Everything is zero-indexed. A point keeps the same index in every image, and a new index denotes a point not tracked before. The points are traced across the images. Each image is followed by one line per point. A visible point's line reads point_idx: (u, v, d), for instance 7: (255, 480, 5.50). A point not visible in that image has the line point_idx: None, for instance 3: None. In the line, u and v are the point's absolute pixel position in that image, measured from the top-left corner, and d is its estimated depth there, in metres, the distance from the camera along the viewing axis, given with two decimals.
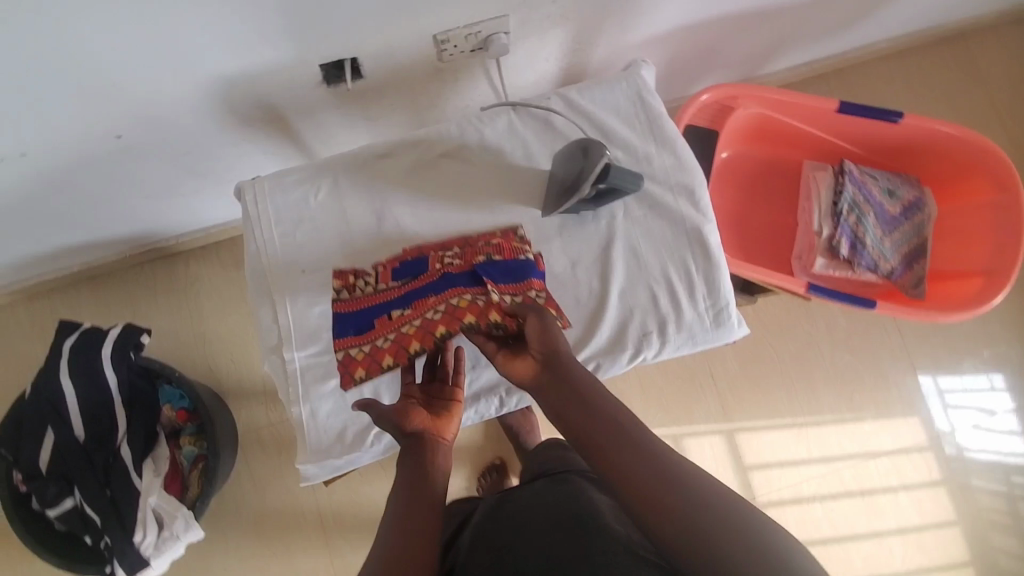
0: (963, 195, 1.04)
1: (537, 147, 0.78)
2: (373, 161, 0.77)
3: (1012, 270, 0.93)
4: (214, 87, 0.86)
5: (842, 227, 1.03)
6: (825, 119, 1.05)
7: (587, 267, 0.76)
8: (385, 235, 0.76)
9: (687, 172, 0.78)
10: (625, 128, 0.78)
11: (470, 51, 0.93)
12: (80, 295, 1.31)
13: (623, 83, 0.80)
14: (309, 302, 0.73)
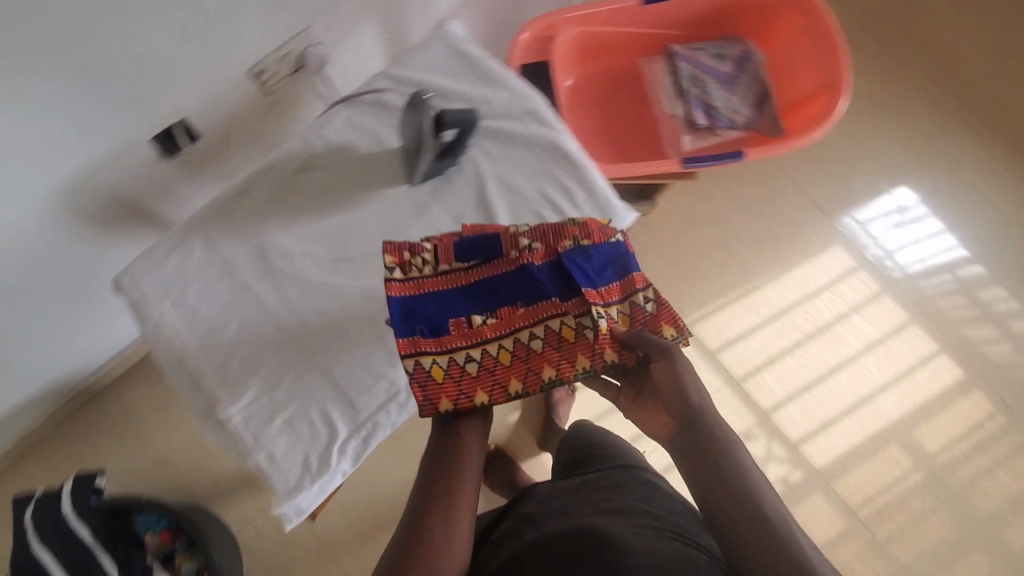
0: (781, 29, 1.12)
1: (381, 130, 0.80)
2: (233, 204, 0.78)
3: (842, 75, 1.02)
4: (55, 199, 0.83)
5: (691, 102, 1.11)
6: (637, 15, 1.12)
7: (472, 217, 0.79)
8: (272, 266, 0.76)
9: (525, 98, 0.82)
10: (453, 81, 0.81)
11: (291, 75, 0.94)
12: (19, 473, 1.24)
13: (436, 43, 0.83)
14: (225, 356, 0.73)
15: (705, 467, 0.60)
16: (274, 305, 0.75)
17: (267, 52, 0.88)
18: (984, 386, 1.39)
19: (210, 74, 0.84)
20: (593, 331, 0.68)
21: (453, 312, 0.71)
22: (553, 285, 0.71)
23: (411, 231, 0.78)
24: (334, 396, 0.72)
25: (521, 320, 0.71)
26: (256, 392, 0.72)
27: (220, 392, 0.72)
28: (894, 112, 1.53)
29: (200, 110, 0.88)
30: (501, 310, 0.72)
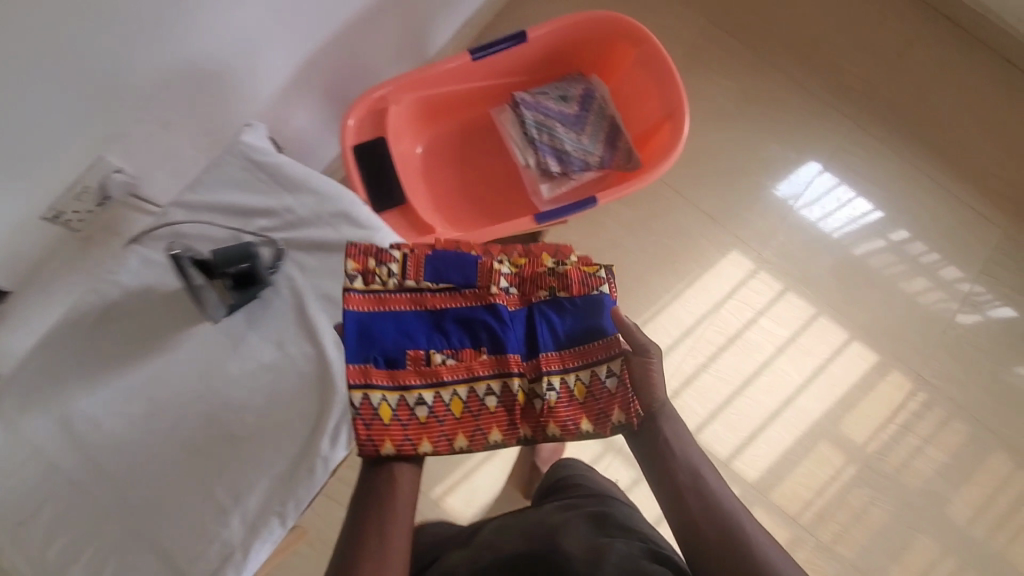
0: (618, 61, 1.10)
1: None
2: (28, 375, 0.71)
3: (680, 101, 1.00)
4: None
5: (542, 150, 1.07)
6: (471, 72, 1.08)
7: (293, 338, 0.74)
8: (80, 436, 0.70)
9: (333, 200, 0.77)
10: (253, 196, 0.76)
11: (98, 207, 0.87)
12: None
13: (230, 157, 0.77)
14: (39, 547, 0.67)
15: (677, 497, 0.67)
16: (89, 479, 0.69)
17: (57, 193, 0.81)
18: (900, 365, 1.39)
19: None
20: (540, 403, 0.72)
21: (417, 342, 0.72)
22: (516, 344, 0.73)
23: (228, 367, 0.72)
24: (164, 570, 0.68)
25: (481, 369, 0.73)
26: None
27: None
28: (769, 106, 1.53)
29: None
30: (463, 352, 0.73)
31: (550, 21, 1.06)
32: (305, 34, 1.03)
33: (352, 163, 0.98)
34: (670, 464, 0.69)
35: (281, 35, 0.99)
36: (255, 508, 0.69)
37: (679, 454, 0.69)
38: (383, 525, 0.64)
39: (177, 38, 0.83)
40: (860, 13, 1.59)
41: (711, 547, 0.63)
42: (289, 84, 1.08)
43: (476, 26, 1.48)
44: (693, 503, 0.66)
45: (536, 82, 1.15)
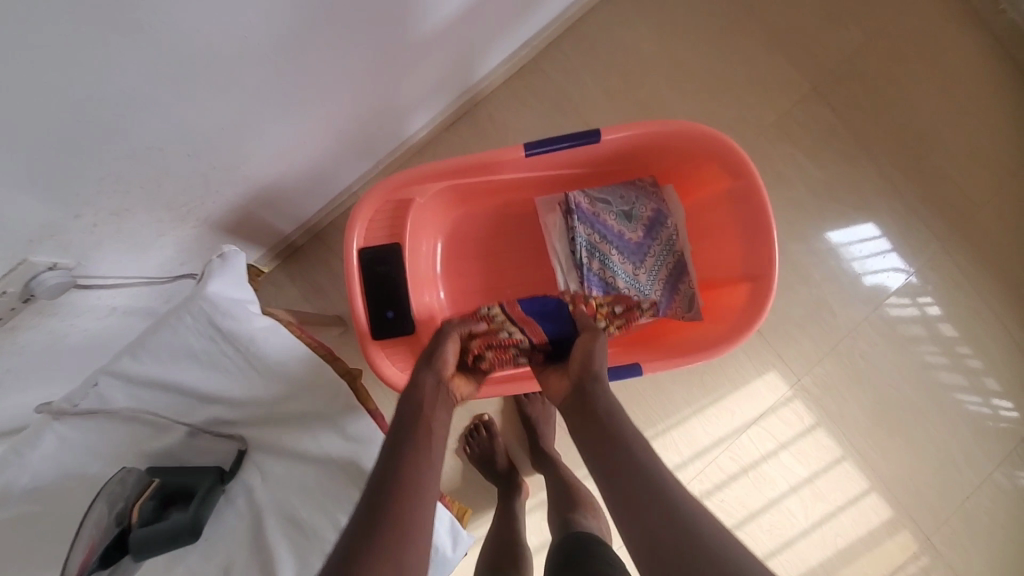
0: (702, 183, 0.88)
1: (127, 452, 0.66)
2: None
3: (771, 270, 0.80)
4: None
5: (588, 281, 0.86)
6: (520, 165, 0.86)
7: (244, 567, 0.62)
8: None
9: (304, 394, 0.66)
10: (208, 377, 0.66)
11: (11, 313, 0.65)
12: None
13: (186, 316, 0.65)
14: None
15: (607, 460, 0.60)
16: None
17: None
18: (911, 526, 1.29)
19: None
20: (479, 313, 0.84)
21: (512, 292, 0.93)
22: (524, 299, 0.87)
23: None
24: None
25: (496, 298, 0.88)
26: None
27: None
28: (857, 207, 1.30)
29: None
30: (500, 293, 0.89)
31: (633, 123, 0.82)
32: (321, 88, 0.79)
33: (354, 278, 0.78)
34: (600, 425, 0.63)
35: (285, 94, 0.75)
36: None
37: (621, 425, 0.63)
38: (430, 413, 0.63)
39: (137, 117, 0.60)
40: (994, 109, 1.31)
41: (645, 507, 0.54)
42: (294, 140, 0.85)
43: (534, 50, 1.21)
44: (630, 471, 0.58)
45: (596, 181, 0.93)
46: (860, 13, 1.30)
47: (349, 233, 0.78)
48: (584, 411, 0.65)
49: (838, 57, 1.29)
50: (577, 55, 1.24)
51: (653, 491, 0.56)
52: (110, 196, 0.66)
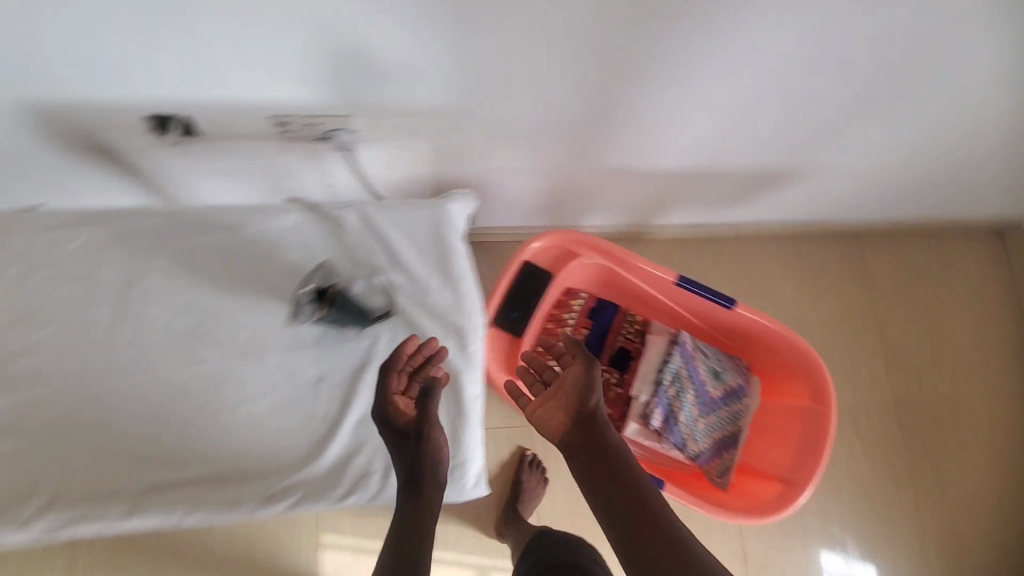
0: (787, 393, 1.03)
1: (319, 246, 0.76)
2: (139, 222, 0.74)
3: (806, 484, 0.91)
4: (30, 119, 0.82)
5: (659, 397, 1.01)
6: (665, 288, 1.05)
7: (331, 389, 0.73)
8: (126, 299, 0.72)
9: (466, 314, 0.77)
10: (414, 255, 0.77)
11: (313, 138, 0.91)
12: None
13: (428, 211, 0.79)
14: (20, 348, 0.69)
15: (605, 479, 0.66)
16: (101, 334, 0.71)
17: (297, 112, 0.85)
18: None
19: (231, 110, 0.84)
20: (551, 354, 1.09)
21: (598, 319, 1.12)
22: None
23: (268, 354, 0.73)
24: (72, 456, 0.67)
25: (574, 346, 1.10)
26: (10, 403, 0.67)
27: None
28: (883, 522, 1.35)
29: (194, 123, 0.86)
30: (577, 343, 1.10)
31: (761, 312, 1.00)
32: (567, 145, 1.03)
33: (509, 272, 1.00)
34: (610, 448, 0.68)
35: (554, 131, 0.98)
36: (151, 483, 0.68)
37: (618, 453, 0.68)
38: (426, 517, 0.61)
39: (467, 84, 0.83)
40: None
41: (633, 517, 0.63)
42: (526, 166, 1.09)
43: (705, 232, 1.46)
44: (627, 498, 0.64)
45: (705, 339, 1.10)
46: (962, 377, 1.46)
47: (535, 239, 1.01)
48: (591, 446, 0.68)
49: (925, 395, 1.44)
50: (731, 259, 1.48)
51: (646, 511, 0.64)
52: (423, 118, 0.90)
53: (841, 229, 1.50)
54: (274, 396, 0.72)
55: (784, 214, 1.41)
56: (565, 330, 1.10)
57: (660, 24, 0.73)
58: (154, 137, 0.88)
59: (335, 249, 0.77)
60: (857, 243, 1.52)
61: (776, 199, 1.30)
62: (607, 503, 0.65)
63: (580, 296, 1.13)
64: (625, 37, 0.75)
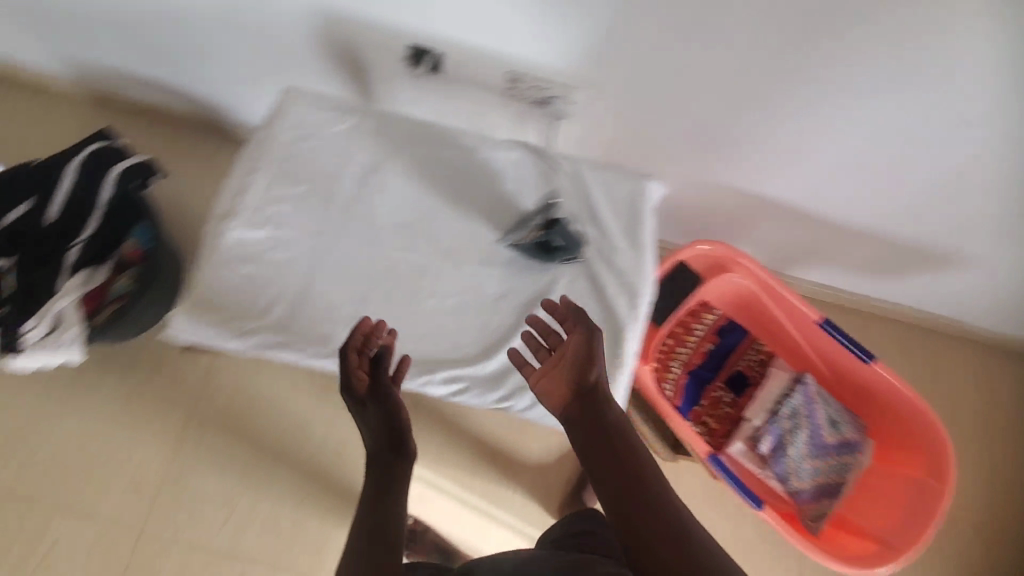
0: (902, 462, 1.04)
1: (529, 184, 0.85)
2: (392, 124, 0.86)
3: (907, 552, 0.92)
4: (322, 17, 1.00)
5: (773, 426, 1.07)
6: (805, 323, 1.08)
7: (508, 305, 0.80)
8: (366, 184, 0.83)
9: (642, 280, 0.82)
10: (609, 215, 0.84)
11: (533, 103, 1.02)
12: (140, 125, 1.47)
13: (630, 181, 0.86)
14: (276, 198, 0.81)
15: (601, 452, 0.64)
16: (340, 206, 0.82)
17: (535, 70, 0.97)
18: None
19: (478, 54, 0.97)
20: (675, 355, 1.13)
21: (725, 338, 1.15)
22: (702, 377, 1.14)
23: (464, 263, 0.82)
24: (294, 301, 0.78)
25: (698, 355, 1.14)
26: (267, 239, 0.80)
27: (230, 214, 0.79)
28: None
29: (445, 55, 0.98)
30: (701, 354, 1.15)
31: (900, 376, 1.01)
32: (754, 157, 1.05)
33: (666, 265, 1.04)
34: (610, 428, 0.66)
35: (749, 137, 1.01)
36: (347, 341, 0.77)
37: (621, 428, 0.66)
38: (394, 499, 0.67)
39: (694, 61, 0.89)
40: None
41: (636, 499, 0.60)
42: (700, 177, 1.14)
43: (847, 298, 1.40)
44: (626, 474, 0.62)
45: (826, 387, 1.12)
46: None
47: (702, 242, 1.05)
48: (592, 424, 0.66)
49: None
50: (868, 331, 1.42)
51: (649, 493, 0.61)
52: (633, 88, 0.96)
53: (998, 338, 1.40)
54: (459, 300, 0.80)
55: (939, 302, 1.34)
56: (693, 339, 1.14)
57: (912, 33, 0.76)
58: (406, 67, 1.03)
59: (543, 188, 0.85)
60: (1010, 358, 1.42)
61: (941, 279, 1.24)
62: (606, 484, 0.62)
63: (715, 311, 1.15)
64: (865, 45, 0.79)
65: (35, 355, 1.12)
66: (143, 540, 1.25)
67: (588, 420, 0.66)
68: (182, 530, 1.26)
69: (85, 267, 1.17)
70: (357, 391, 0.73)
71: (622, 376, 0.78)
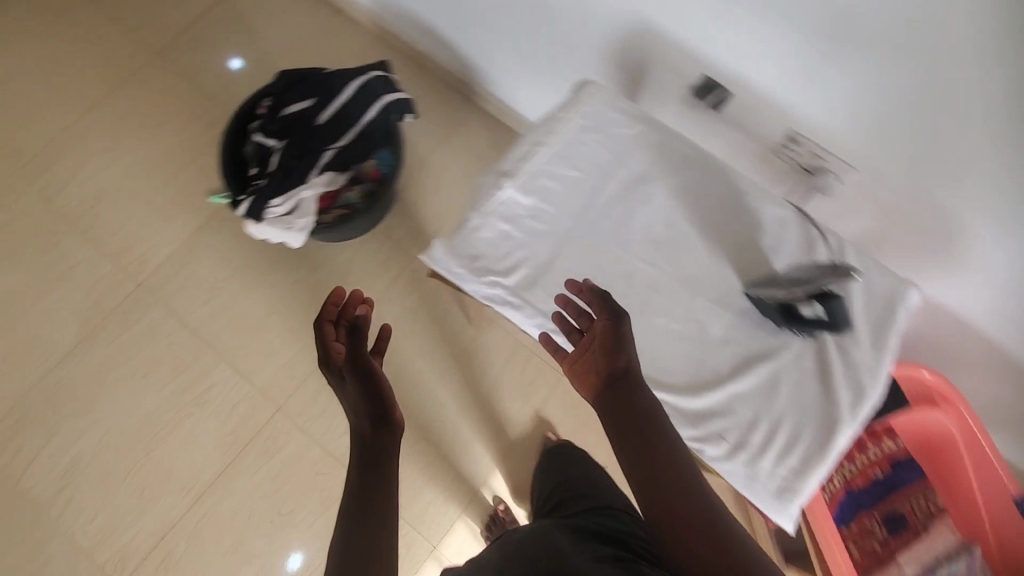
0: None
1: (788, 248, 0.83)
2: (675, 145, 0.88)
3: None
4: (632, 29, 1.06)
5: None
6: (994, 492, 1.01)
7: (728, 353, 0.79)
8: (633, 190, 0.86)
9: (872, 383, 0.78)
10: (858, 308, 0.81)
11: (799, 168, 1.01)
12: (408, 71, 1.64)
13: (893, 280, 0.82)
14: (550, 174, 0.87)
15: (636, 441, 0.66)
16: (603, 202, 0.86)
17: (816, 143, 0.96)
18: None
19: (767, 108, 0.98)
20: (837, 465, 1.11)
21: (898, 472, 1.09)
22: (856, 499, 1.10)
23: (699, 296, 0.82)
24: (533, 270, 0.83)
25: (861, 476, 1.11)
26: (530, 207, 0.85)
27: (510, 175, 0.86)
28: None
29: (732, 94, 1.00)
30: (865, 477, 1.11)
31: None
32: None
33: None
34: (642, 417, 0.68)
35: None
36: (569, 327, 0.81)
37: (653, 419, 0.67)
38: (377, 462, 0.78)
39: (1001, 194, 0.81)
40: None
41: (665, 491, 0.63)
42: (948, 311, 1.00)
43: None
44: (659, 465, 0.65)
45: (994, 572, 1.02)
46: None
47: (925, 369, 1.00)
48: (623, 414, 0.68)
49: None
50: None
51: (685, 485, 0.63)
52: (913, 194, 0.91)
53: None
54: (683, 327, 0.80)
55: None
56: (859, 456, 1.11)
57: None
58: (688, 96, 1.07)
59: (800, 256, 0.83)
60: None
61: None
62: (635, 470, 0.65)
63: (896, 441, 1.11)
64: None
65: (270, 228, 1.28)
66: (277, 418, 1.36)
67: (618, 410, 0.68)
68: (312, 423, 1.36)
69: (332, 170, 1.32)
70: (335, 363, 0.85)
71: (822, 470, 0.75)
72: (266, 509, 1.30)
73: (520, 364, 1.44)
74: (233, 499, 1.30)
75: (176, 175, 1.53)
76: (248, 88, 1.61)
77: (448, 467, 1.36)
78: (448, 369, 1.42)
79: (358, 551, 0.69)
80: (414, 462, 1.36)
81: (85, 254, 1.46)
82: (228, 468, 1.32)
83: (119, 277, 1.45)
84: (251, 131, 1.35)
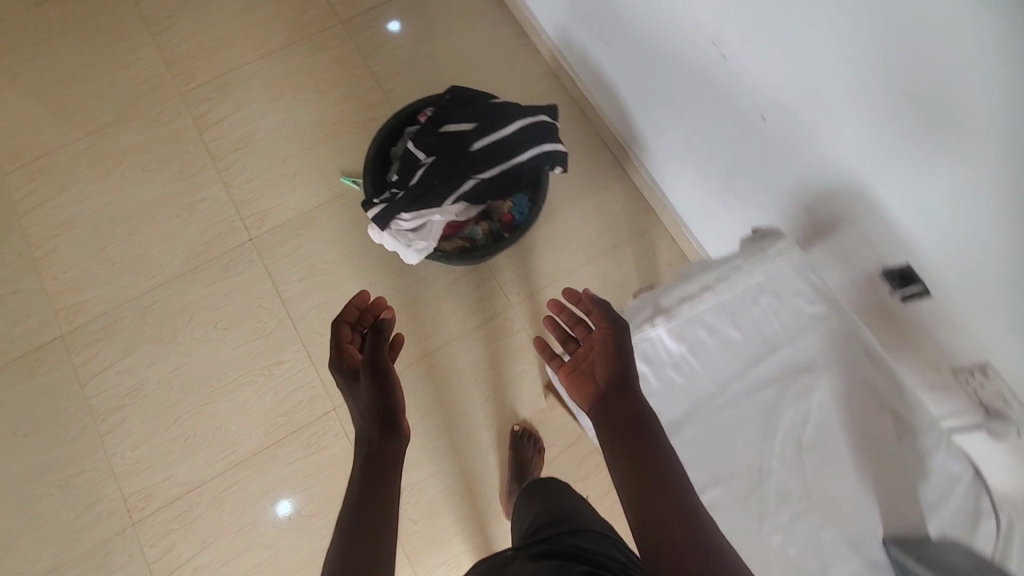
0: None
1: (941, 505, 0.77)
2: (854, 344, 0.82)
3: None
4: (837, 182, 0.95)
5: None
6: None
7: None
8: (789, 376, 0.83)
9: None
10: None
11: (975, 398, 0.88)
12: (570, 117, 1.58)
13: None
14: (707, 328, 0.86)
15: (629, 451, 0.69)
16: (750, 376, 0.84)
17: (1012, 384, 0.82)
18: None
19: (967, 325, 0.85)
20: None
21: None
22: None
23: None
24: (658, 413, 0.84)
25: None
26: (675, 353, 0.85)
27: (666, 314, 0.86)
28: None
29: (929, 294, 0.88)
30: None
31: None
32: None
33: None
34: (637, 422, 0.71)
35: None
36: None
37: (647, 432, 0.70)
38: (381, 470, 0.74)
39: None
40: None
41: (656, 504, 0.63)
42: None
43: None
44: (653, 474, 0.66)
45: None
46: None
47: None
48: (617, 419, 0.72)
49: None
50: None
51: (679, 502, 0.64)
52: None
53: None
54: (787, 536, 0.79)
55: None
56: None
57: None
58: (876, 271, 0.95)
59: (955, 524, 0.77)
60: None
61: None
62: (627, 483, 0.66)
63: None
64: None
65: (391, 239, 1.27)
66: (330, 417, 1.35)
67: (614, 415, 0.72)
68: None
69: (466, 201, 1.28)
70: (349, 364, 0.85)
71: None
72: (290, 501, 1.30)
73: (580, 452, 1.37)
74: (265, 478, 1.31)
75: (318, 145, 1.54)
76: (413, 83, 1.61)
77: (472, 532, 1.31)
78: (507, 431, 1.37)
79: (356, 554, 0.64)
80: (442, 511, 1.31)
81: (214, 192, 1.50)
82: (269, 449, 1.32)
83: (236, 225, 1.47)
84: (408, 135, 1.35)
